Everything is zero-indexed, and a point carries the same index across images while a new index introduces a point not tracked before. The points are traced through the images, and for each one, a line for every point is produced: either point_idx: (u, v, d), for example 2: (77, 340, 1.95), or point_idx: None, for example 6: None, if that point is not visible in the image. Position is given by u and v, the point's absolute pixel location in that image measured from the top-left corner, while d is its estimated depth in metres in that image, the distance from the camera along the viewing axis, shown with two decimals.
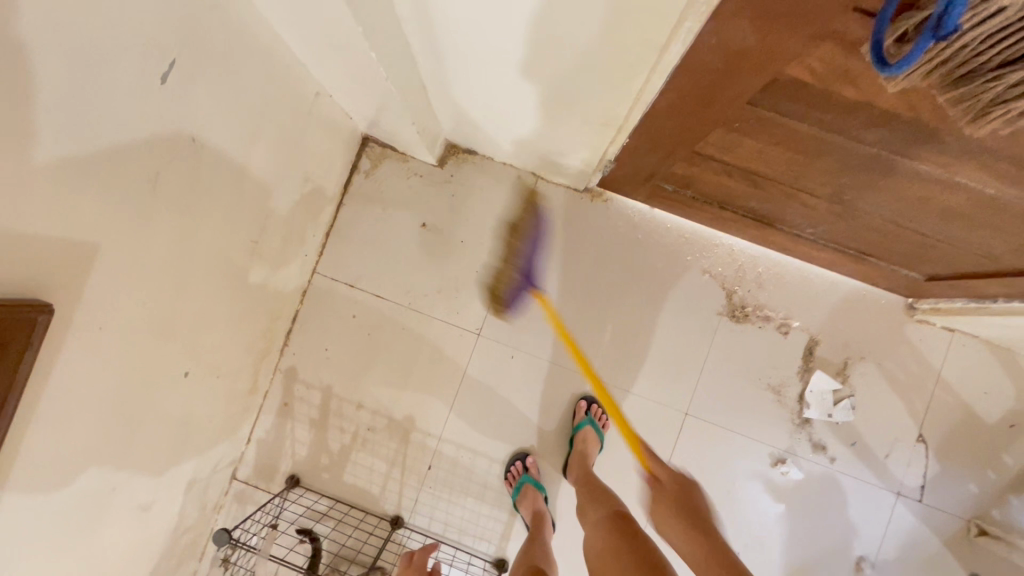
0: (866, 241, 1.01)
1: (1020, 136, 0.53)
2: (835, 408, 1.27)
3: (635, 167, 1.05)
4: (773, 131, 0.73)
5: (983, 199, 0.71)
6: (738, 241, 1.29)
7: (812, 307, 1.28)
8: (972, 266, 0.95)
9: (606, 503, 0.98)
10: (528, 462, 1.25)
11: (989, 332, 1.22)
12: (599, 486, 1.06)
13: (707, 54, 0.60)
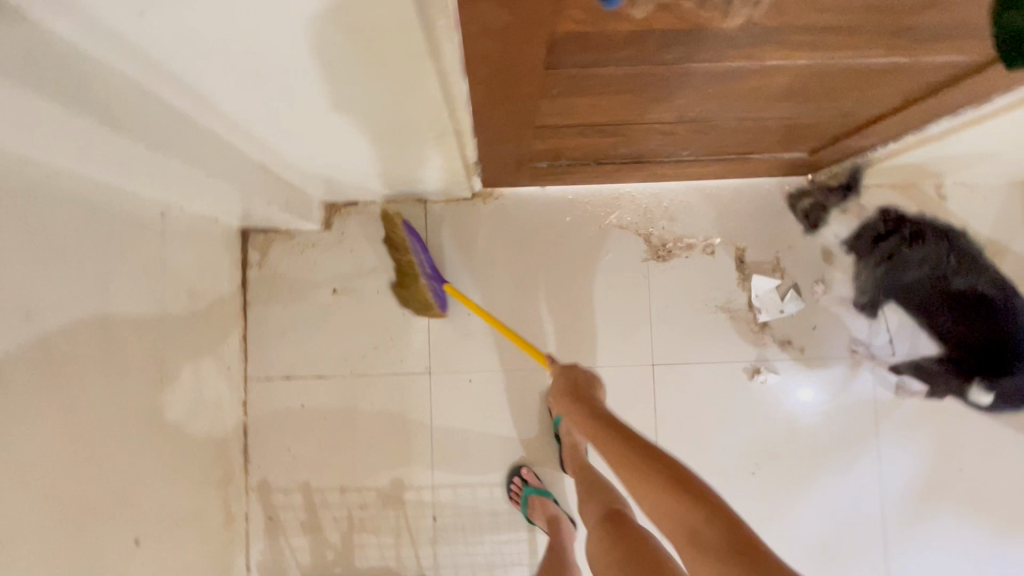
0: (738, 143, 1.02)
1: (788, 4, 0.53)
2: (784, 302, 1.28)
3: (501, 159, 1.04)
4: (590, 83, 0.73)
5: (803, 72, 0.72)
6: (635, 186, 1.30)
7: (726, 219, 1.29)
8: (839, 127, 0.96)
9: (602, 496, 0.98)
10: (525, 474, 1.23)
11: (890, 176, 1.24)
12: (595, 475, 1.03)
13: (482, 40, 0.59)
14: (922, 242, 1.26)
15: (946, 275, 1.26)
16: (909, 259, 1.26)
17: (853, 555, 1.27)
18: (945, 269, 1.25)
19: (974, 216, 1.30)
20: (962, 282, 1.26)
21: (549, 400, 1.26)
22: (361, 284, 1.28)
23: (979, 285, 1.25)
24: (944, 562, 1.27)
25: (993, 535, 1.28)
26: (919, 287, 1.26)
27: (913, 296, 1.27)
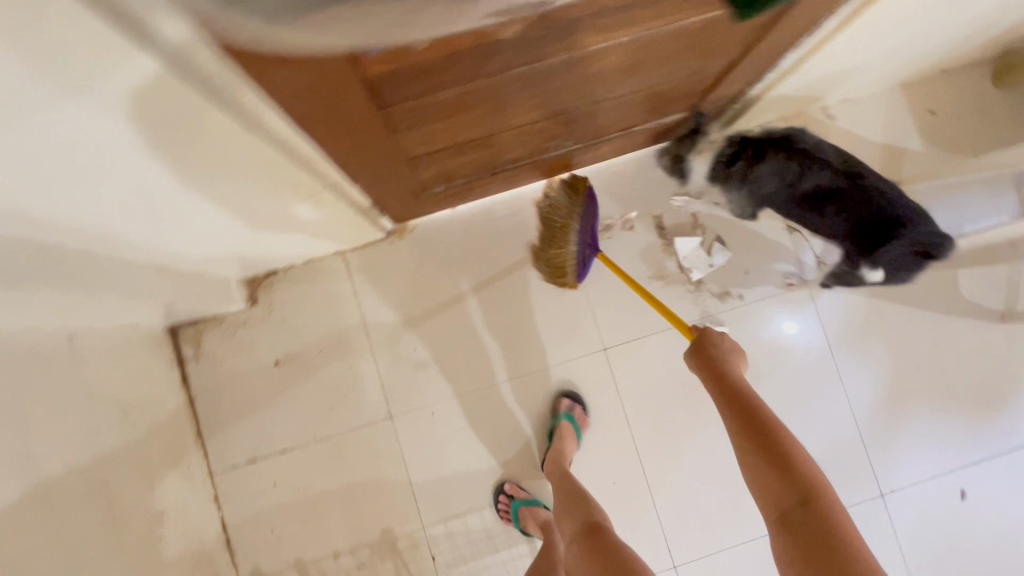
0: (614, 121, 1.05)
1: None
2: (712, 255, 1.31)
3: (395, 195, 1.05)
4: (436, 108, 0.74)
5: (632, 46, 0.74)
6: (540, 184, 1.32)
7: (635, 192, 1.32)
8: (701, 84, 0.99)
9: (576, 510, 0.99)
10: (509, 489, 1.23)
11: (774, 112, 1.29)
12: (572, 491, 1.04)
13: (303, 102, 0.59)
14: (755, 161, 1.02)
15: (793, 180, 1.02)
16: (762, 175, 1.03)
17: (841, 478, 1.30)
18: (791, 177, 1.01)
19: (863, 128, 1.36)
20: (808, 185, 1.00)
21: (560, 400, 1.28)
22: (301, 348, 1.27)
23: (824, 181, 1.00)
24: (928, 460, 1.30)
25: (968, 423, 1.30)
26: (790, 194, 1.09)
27: (779, 205, 1.07)
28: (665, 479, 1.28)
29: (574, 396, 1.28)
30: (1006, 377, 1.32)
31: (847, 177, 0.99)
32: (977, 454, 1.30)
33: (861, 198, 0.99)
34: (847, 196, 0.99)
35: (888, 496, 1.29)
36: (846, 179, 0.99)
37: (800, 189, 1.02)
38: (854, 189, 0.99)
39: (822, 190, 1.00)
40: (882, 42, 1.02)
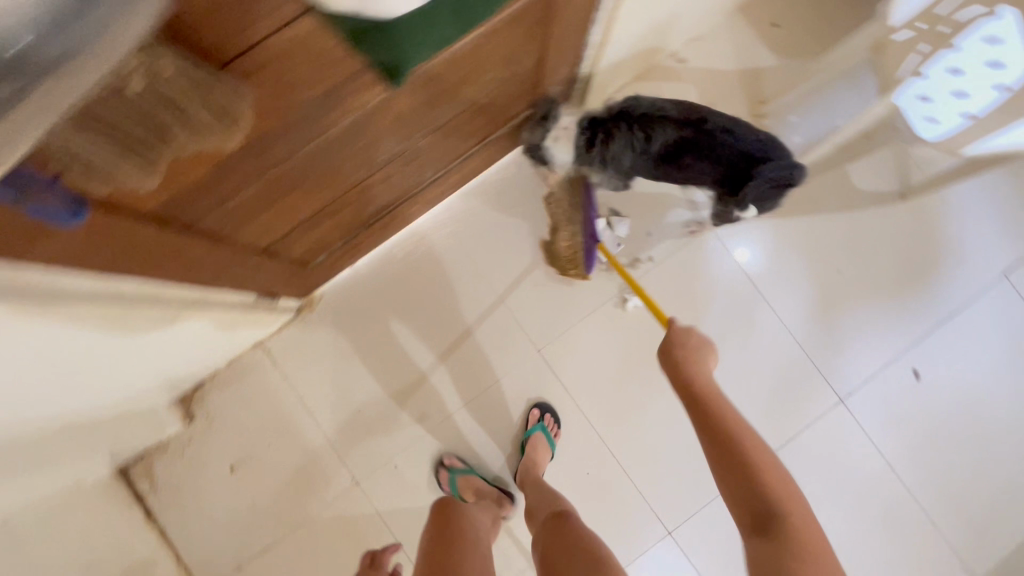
0: (458, 142, 1.06)
1: (304, 79, 0.56)
2: (615, 231, 1.33)
3: (275, 279, 1.06)
4: (251, 204, 0.76)
5: (418, 86, 0.75)
6: (429, 214, 1.33)
7: (520, 193, 1.34)
8: (525, 83, 1.01)
9: (547, 506, 1.01)
10: (449, 463, 1.26)
11: (623, 75, 1.30)
12: (545, 490, 1.07)
13: (97, 258, 0.60)
14: (604, 138, 1.03)
15: (645, 146, 1.03)
16: (617, 152, 1.03)
17: (797, 397, 1.33)
18: (641, 144, 1.02)
19: (716, 60, 1.38)
20: (657, 145, 1.02)
21: (530, 412, 1.30)
22: (252, 446, 1.28)
23: (672, 137, 1.01)
24: (875, 354, 1.33)
25: (901, 308, 1.33)
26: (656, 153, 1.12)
27: (642, 171, 1.09)
28: (635, 454, 1.30)
29: (546, 408, 1.29)
30: (920, 252, 1.35)
31: (693, 127, 1.01)
32: (916, 333, 1.33)
33: (712, 144, 1.01)
34: (697, 145, 1.01)
35: (848, 399, 1.33)
36: (693, 129, 1.01)
37: (653, 151, 1.03)
38: (703, 137, 1.01)
39: (673, 146, 1.02)
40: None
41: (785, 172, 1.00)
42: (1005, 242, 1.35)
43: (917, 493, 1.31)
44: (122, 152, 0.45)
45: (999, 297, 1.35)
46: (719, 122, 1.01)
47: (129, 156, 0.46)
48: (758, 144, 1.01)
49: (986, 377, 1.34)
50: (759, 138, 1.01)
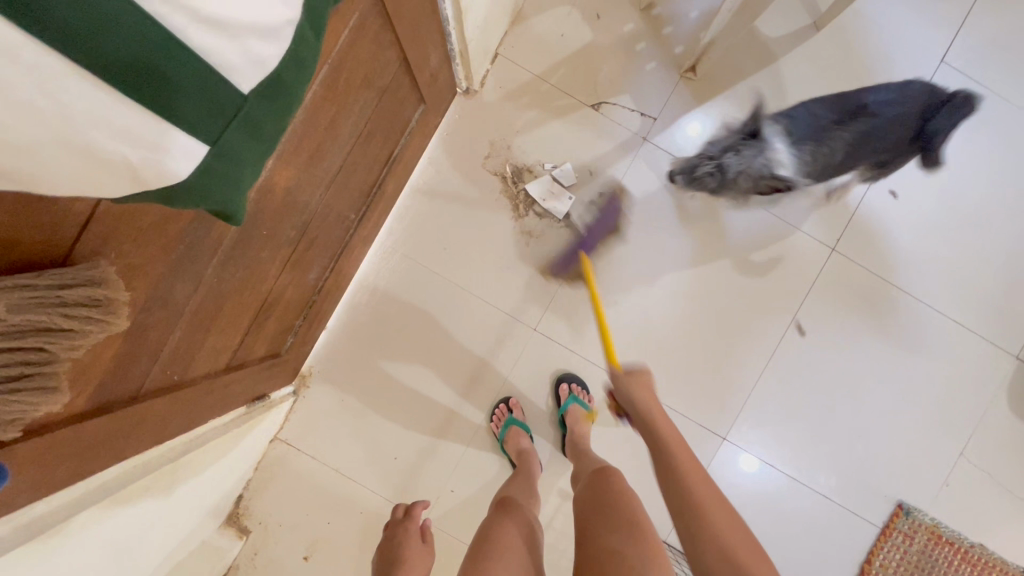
0: (364, 174, 1.01)
1: (161, 214, 0.51)
2: (561, 184, 1.29)
3: (255, 383, 1.04)
4: (187, 342, 0.72)
5: (291, 154, 0.70)
6: (374, 248, 1.29)
7: (452, 188, 1.29)
8: (400, 87, 0.94)
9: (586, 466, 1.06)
10: (510, 404, 1.28)
11: (499, 25, 1.22)
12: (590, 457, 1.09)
13: (56, 473, 0.57)
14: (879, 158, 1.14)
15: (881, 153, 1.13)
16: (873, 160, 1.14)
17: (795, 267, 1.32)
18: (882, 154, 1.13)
19: None
20: (853, 137, 1.08)
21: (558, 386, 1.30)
22: (314, 531, 1.29)
23: (856, 129, 1.08)
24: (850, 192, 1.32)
25: None
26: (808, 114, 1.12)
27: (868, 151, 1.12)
28: (664, 383, 1.31)
29: (570, 376, 1.30)
30: (856, 76, 1.31)
31: (860, 120, 1.09)
32: None
33: (896, 116, 1.09)
34: (895, 120, 1.09)
35: (839, 245, 1.32)
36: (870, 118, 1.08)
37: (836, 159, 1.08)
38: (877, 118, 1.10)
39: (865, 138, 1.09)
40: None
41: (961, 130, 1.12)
42: (931, 30, 1.31)
43: (936, 302, 1.33)
44: (14, 410, 0.41)
45: (945, 86, 1.32)
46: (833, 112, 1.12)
47: (26, 407, 0.42)
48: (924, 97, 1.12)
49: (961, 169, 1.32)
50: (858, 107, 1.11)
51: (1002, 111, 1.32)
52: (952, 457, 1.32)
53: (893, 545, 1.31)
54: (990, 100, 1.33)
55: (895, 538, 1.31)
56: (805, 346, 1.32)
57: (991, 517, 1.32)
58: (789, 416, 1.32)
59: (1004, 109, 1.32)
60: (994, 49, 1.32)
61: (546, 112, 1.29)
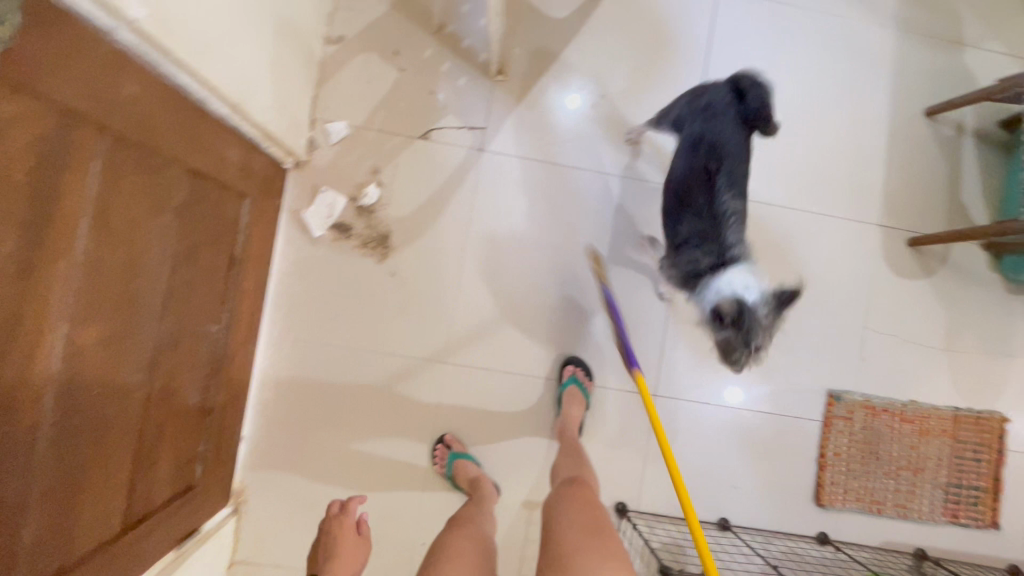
0: (205, 288, 1.00)
1: None
2: (419, 219, 1.32)
3: (173, 528, 1.01)
4: (52, 533, 0.70)
5: (85, 313, 0.69)
6: (261, 344, 1.27)
7: (318, 259, 1.29)
8: (204, 197, 0.94)
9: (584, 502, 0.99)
10: (447, 441, 1.29)
11: (302, 93, 1.23)
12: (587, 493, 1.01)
13: None
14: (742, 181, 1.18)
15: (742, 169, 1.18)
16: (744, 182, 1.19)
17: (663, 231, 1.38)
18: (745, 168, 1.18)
19: (366, 11, 1.31)
20: (733, 189, 1.14)
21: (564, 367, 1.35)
22: None
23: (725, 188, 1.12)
24: None
25: (672, 80, 1.38)
26: (695, 228, 1.14)
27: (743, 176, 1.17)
28: (584, 365, 1.35)
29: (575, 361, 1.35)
30: (650, 28, 1.38)
31: (721, 174, 1.12)
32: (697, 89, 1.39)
33: (724, 141, 1.13)
34: (731, 152, 1.13)
35: None
36: (720, 172, 1.12)
37: (739, 206, 1.15)
38: (726, 162, 1.13)
39: (735, 182, 1.14)
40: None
41: (769, 99, 1.14)
42: None
43: (796, 202, 1.41)
44: None
45: (731, 9, 1.40)
46: (694, 200, 1.14)
47: None
48: (720, 109, 1.14)
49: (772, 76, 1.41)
50: (696, 174, 1.14)
51: (788, 14, 1.42)
52: (859, 333, 1.41)
53: (837, 432, 1.39)
54: (775, 8, 1.42)
55: (837, 426, 1.39)
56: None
57: (908, 373, 1.42)
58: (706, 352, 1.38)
59: (788, 12, 1.42)
60: None
61: (381, 157, 1.31)
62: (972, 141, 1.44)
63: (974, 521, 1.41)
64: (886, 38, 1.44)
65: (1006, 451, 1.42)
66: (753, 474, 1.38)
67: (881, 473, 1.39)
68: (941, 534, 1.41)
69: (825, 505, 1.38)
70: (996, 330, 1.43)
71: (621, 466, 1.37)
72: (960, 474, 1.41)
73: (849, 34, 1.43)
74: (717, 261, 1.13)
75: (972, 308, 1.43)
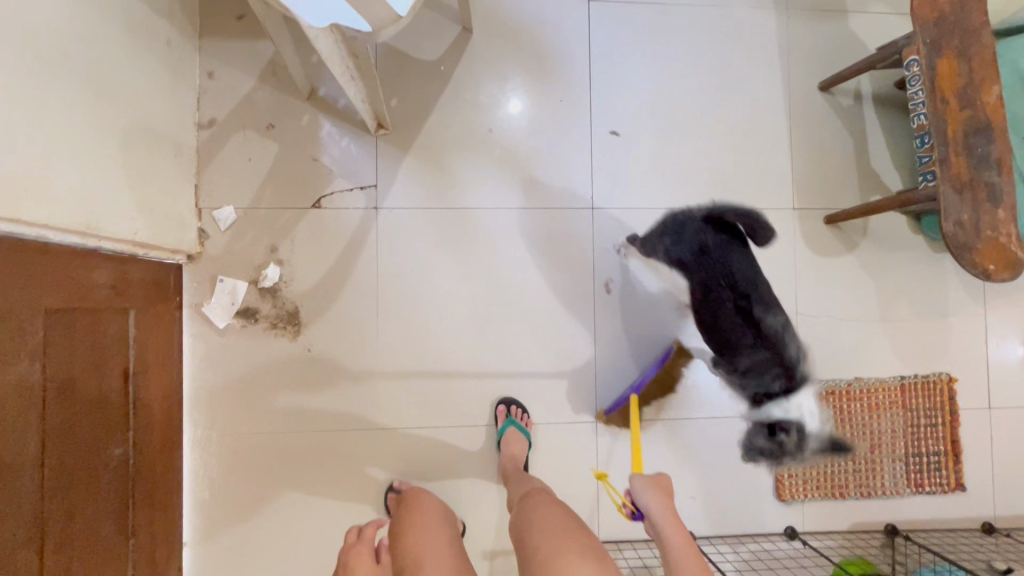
0: (96, 416, 0.97)
1: None
2: (326, 289, 1.29)
3: None
4: None
5: None
6: (186, 445, 1.25)
7: (229, 349, 1.26)
8: (69, 329, 0.91)
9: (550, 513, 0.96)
10: (399, 484, 1.28)
11: (178, 186, 1.20)
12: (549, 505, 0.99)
13: None
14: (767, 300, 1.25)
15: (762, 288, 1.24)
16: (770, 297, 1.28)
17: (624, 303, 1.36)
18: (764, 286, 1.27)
19: (233, 88, 1.29)
20: (767, 314, 1.19)
21: (498, 410, 1.32)
22: None
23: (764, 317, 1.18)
24: (580, 151, 1.36)
25: (559, 102, 1.36)
26: (753, 360, 1.21)
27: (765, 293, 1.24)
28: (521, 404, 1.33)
29: (510, 403, 1.33)
30: (526, 53, 1.35)
31: (750, 305, 1.18)
32: (585, 106, 1.36)
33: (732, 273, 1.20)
34: (745, 280, 1.20)
35: (600, 204, 1.36)
36: (750, 305, 1.18)
37: (779, 320, 1.21)
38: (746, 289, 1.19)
39: (764, 302, 1.20)
40: (91, 98, 0.93)
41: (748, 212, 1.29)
42: None
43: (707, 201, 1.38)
44: None
45: (605, 19, 1.38)
46: (735, 337, 1.20)
47: None
48: (714, 247, 1.24)
49: (660, 79, 1.38)
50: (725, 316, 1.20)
51: (665, 13, 1.39)
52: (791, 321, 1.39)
53: None
54: (649, 10, 1.39)
55: None
56: (620, 303, 1.36)
57: (847, 351, 1.40)
58: (642, 369, 1.36)
59: (664, 11, 1.39)
60: None
61: (276, 234, 1.28)
62: (872, 106, 1.42)
63: (939, 488, 1.40)
64: (767, 19, 1.42)
65: (959, 411, 1.41)
66: (709, 482, 1.36)
67: (838, 457, 1.37)
68: (908, 505, 1.40)
69: (787, 499, 1.36)
70: (927, 291, 1.42)
71: (575, 496, 1.35)
72: (917, 442, 1.39)
73: (729, 22, 1.41)
74: (785, 380, 1.24)
75: (899, 274, 1.41)
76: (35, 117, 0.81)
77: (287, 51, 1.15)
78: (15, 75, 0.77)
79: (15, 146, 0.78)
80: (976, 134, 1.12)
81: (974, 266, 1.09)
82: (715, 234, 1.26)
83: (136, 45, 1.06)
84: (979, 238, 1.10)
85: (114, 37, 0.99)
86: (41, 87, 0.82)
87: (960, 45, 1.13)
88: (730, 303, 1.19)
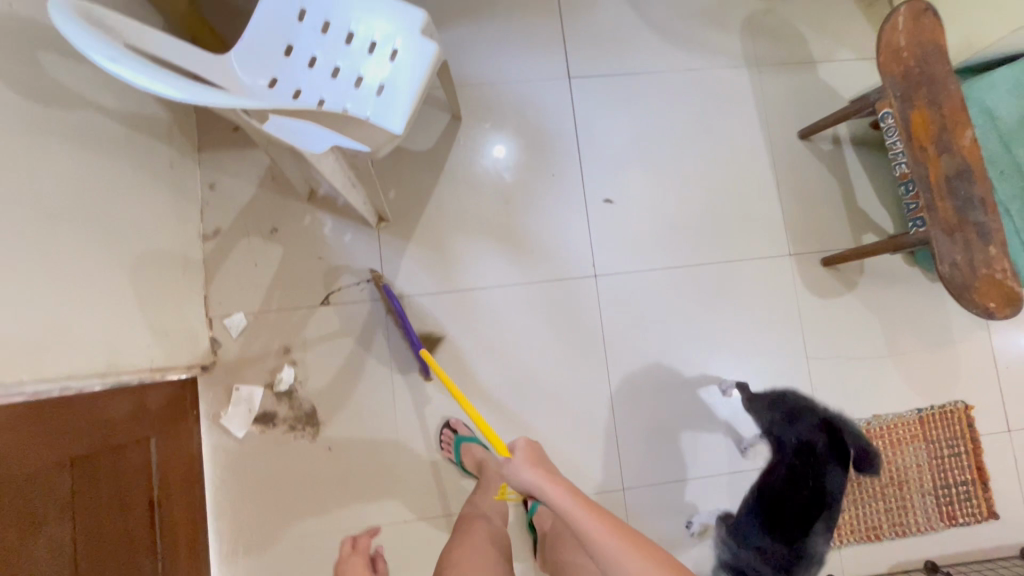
0: (125, 554, 0.96)
1: None
2: (341, 384, 1.30)
3: None
4: None
5: None
6: (213, 561, 1.23)
7: (248, 456, 1.26)
8: (92, 472, 0.90)
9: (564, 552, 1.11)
10: (456, 425, 1.29)
11: (189, 301, 1.22)
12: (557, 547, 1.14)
13: None
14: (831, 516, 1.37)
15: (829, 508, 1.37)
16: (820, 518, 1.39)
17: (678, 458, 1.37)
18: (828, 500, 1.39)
19: (234, 196, 1.32)
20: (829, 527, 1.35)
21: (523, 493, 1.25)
22: None
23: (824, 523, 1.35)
24: (576, 221, 1.39)
25: (552, 177, 1.40)
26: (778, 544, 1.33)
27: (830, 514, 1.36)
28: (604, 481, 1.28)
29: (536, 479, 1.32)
30: (513, 135, 1.40)
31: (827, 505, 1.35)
32: (577, 178, 1.41)
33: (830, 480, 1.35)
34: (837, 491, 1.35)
35: (602, 269, 1.38)
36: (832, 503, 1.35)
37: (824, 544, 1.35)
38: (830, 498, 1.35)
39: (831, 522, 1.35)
40: (103, 238, 0.96)
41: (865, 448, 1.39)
42: (545, 59, 1.43)
43: (704, 256, 1.41)
44: None
45: (586, 94, 1.43)
46: (791, 513, 1.34)
47: None
48: (821, 450, 1.37)
49: (646, 144, 1.43)
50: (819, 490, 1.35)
51: (643, 80, 1.45)
52: (803, 364, 1.41)
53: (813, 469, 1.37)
54: (628, 80, 1.44)
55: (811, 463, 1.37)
56: (634, 379, 1.37)
57: (861, 388, 1.42)
58: (662, 429, 1.37)
59: (642, 80, 1.45)
60: (601, 39, 1.45)
61: (287, 335, 1.29)
62: (852, 147, 1.47)
63: (972, 519, 1.39)
64: (740, 76, 1.48)
65: (979, 437, 1.42)
66: (743, 538, 1.35)
67: (869, 498, 1.36)
68: (944, 538, 1.39)
69: (823, 546, 1.35)
70: (930, 321, 1.44)
71: None
72: (944, 474, 1.39)
73: (705, 82, 1.47)
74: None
75: (900, 307, 1.44)
76: (50, 273, 0.83)
77: (286, 161, 1.19)
78: (27, 237, 0.78)
79: (34, 307, 0.79)
80: (958, 177, 1.16)
81: (975, 305, 1.12)
82: (826, 445, 1.37)
83: (139, 175, 1.09)
84: (976, 276, 1.13)
85: (120, 174, 1.02)
86: (55, 243, 0.84)
87: (930, 94, 1.18)
88: (812, 496, 1.35)
